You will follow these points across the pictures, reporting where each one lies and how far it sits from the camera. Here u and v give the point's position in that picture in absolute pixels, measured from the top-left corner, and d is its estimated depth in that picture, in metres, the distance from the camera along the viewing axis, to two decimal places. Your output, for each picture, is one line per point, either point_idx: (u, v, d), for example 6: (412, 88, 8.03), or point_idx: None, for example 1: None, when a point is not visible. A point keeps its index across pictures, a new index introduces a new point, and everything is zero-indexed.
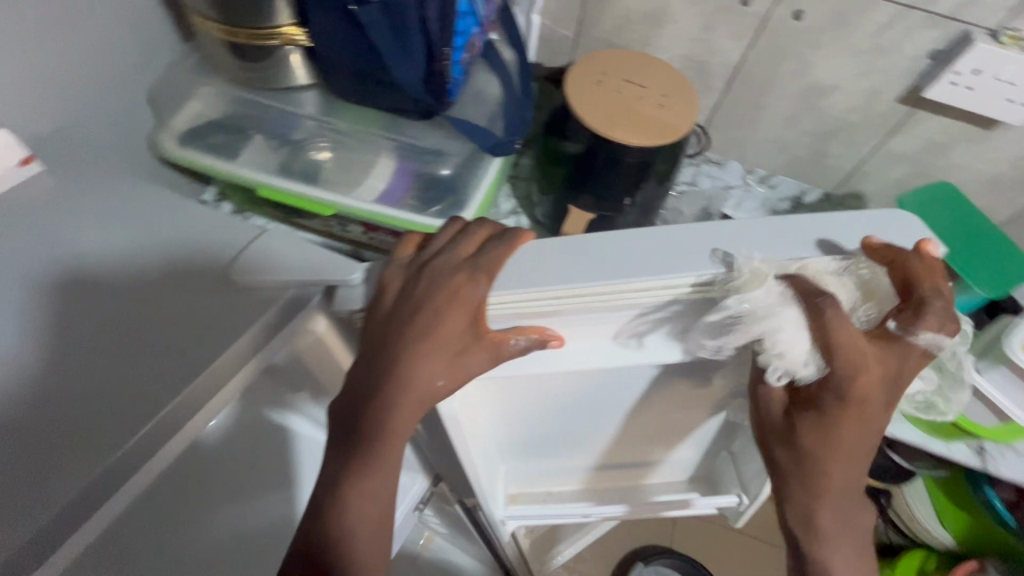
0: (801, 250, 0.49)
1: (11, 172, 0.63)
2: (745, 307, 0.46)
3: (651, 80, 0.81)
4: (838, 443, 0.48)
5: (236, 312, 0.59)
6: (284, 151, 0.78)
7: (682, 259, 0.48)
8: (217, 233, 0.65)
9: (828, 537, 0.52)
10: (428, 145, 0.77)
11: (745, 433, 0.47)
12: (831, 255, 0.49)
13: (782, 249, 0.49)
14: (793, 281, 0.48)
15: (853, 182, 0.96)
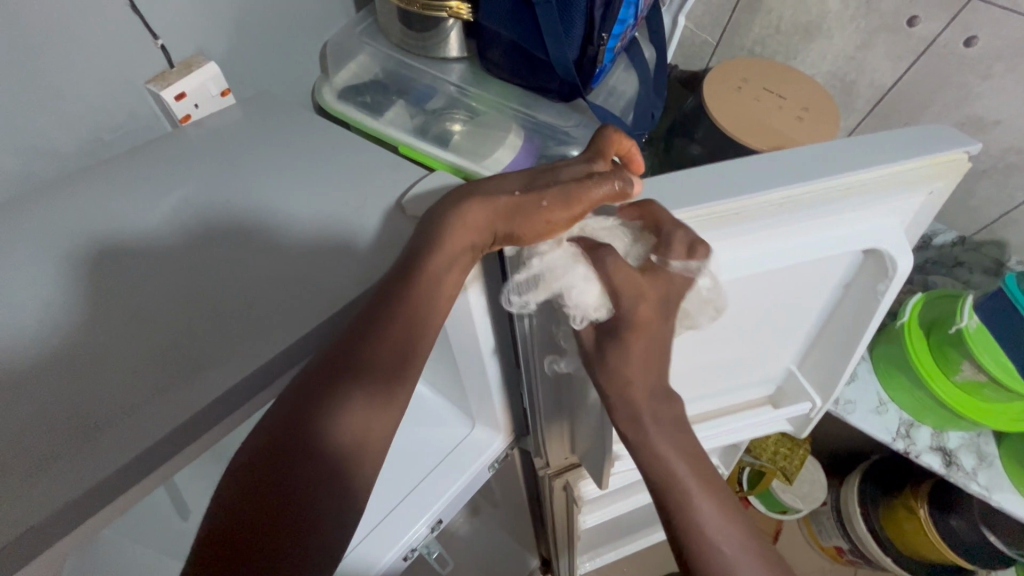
0: (799, 165, 0.53)
1: (212, 101, 0.71)
2: (659, 245, 0.50)
3: (792, 93, 0.79)
4: (628, 367, 0.51)
5: (362, 249, 0.56)
6: (421, 117, 0.82)
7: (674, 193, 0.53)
8: (349, 166, 0.64)
9: (662, 457, 0.51)
10: (558, 128, 0.80)
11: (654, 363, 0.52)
12: (822, 171, 0.52)
13: (778, 168, 0.53)
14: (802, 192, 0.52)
15: (997, 229, 0.89)
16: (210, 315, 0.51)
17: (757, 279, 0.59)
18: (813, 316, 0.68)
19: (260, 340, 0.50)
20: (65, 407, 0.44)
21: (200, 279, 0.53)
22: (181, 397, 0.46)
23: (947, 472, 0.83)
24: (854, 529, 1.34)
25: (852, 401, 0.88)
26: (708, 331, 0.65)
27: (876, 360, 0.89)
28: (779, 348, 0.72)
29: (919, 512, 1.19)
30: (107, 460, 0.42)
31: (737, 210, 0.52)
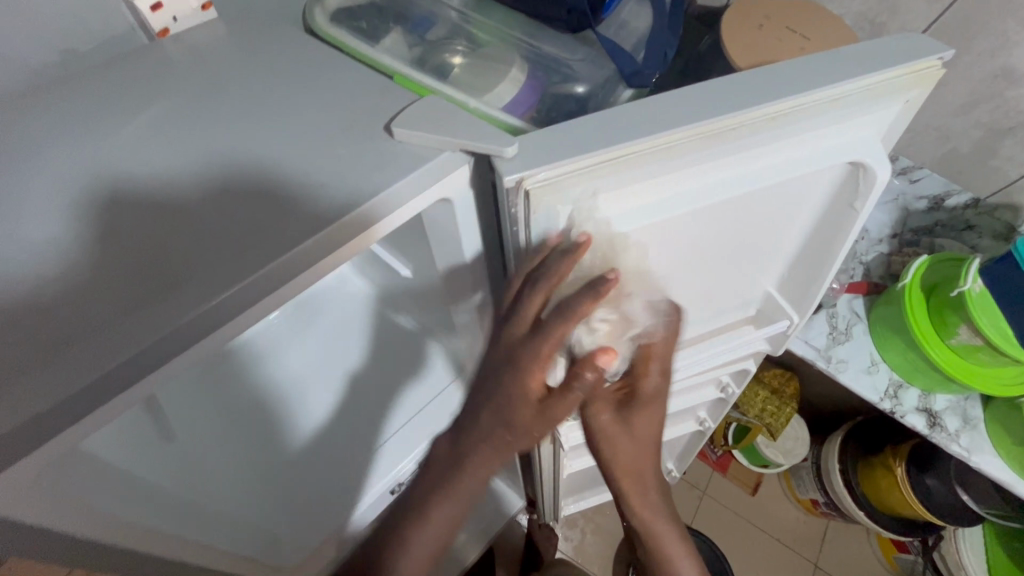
0: (769, 81, 0.46)
1: (193, 15, 0.64)
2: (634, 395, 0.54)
3: (816, 35, 0.73)
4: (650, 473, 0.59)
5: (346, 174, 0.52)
6: (419, 48, 0.75)
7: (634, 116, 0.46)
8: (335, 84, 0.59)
9: None
10: (565, 64, 0.75)
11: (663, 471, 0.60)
12: (792, 88, 0.45)
13: (745, 86, 0.46)
14: (763, 118, 0.45)
15: (1014, 192, 0.86)
16: (186, 238, 0.47)
17: (730, 205, 0.54)
18: (787, 240, 0.62)
19: (236, 264, 0.45)
20: (37, 326, 0.42)
21: (179, 199, 0.49)
22: (156, 319, 0.43)
23: (930, 432, 0.84)
24: (833, 485, 1.39)
25: (843, 359, 0.88)
26: (671, 260, 0.59)
27: (872, 318, 0.89)
28: (753, 274, 0.66)
29: (897, 471, 1.22)
30: (72, 381, 0.40)
31: (701, 138, 0.44)
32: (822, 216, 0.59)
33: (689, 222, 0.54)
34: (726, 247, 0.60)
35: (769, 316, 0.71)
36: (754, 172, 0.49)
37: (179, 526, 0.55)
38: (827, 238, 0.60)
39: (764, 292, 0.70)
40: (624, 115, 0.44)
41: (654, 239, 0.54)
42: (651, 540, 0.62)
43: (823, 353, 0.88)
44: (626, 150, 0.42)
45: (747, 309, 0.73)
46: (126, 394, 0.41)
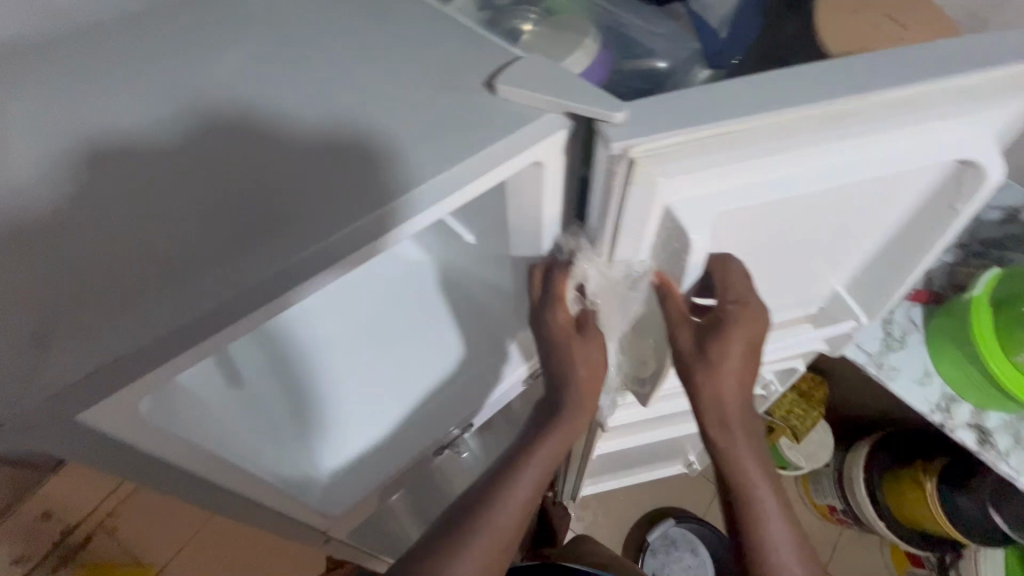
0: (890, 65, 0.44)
1: None
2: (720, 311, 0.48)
3: (914, 23, 0.69)
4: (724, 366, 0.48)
5: None
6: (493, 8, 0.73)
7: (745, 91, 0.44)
8: None
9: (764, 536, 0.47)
10: (643, 38, 0.72)
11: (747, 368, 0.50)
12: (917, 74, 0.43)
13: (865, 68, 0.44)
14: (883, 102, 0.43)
15: None
16: (287, 161, 0.41)
17: (828, 194, 0.52)
18: (871, 239, 0.60)
19: (349, 202, 0.39)
20: (134, 249, 0.37)
21: (278, 115, 0.43)
22: (264, 249, 0.37)
23: (977, 448, 0.83)
24: (855, 493, 1.38)
25: (896, 368, 0.86)
26: (754, 247, 0.57)
27: (931, 328, 0.86)
28: (828, 270, 0.65)
29: (926, 485, 1.21)
30: (182, 312, 0.35)
31: (813, 118, 0.42)
32: (913, 216, 0.57)
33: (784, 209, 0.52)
34: (811, 238, 0.58)
35: (834, 316, 0.69)
36: (866, 160, 0.47)
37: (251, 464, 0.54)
38: (917, 239, 0.58)
39: (832, 290, 0.68)
40: (738, 85, 0.43)
41: (745, 223, 0.53)
42: (740, 483, 0.49)
43: (875, 359, 0.85)
44: (735, 125, 0.40)
45: (810, 307, 0.70)
46: (232, 330, 0.37)
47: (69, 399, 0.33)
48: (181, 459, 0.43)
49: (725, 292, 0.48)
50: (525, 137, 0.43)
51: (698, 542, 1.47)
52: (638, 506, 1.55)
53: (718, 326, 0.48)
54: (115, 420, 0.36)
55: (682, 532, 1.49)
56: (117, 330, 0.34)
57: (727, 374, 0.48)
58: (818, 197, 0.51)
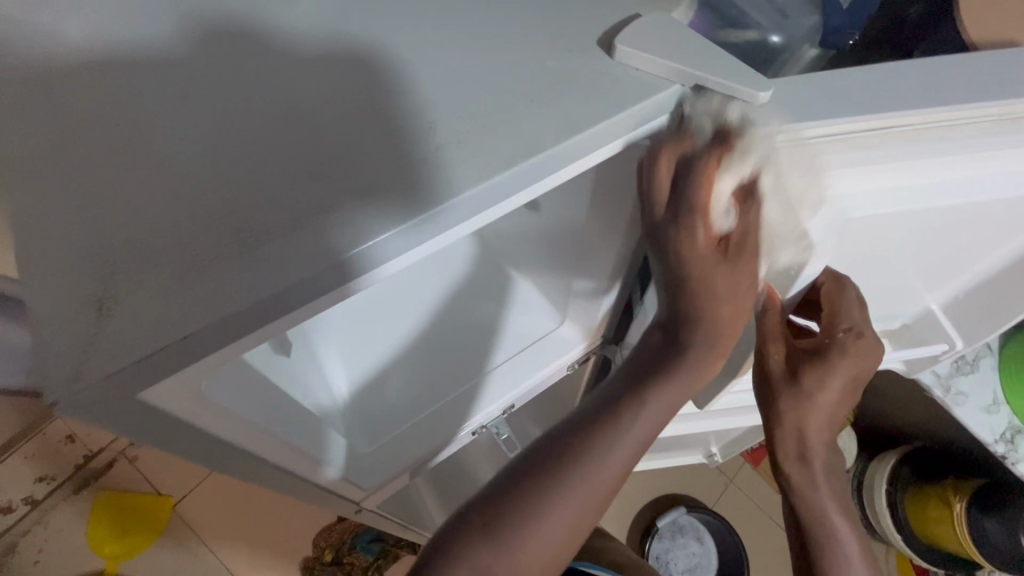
0: None
1: None
2: (823, 343, 0.44)
3: None
4: (822, 403, 0.44)
5: None
6: None
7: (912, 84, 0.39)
8: None
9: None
10: (746, 2, 0.64)
11: (848, 399, 0.45)
12: None
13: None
14: None
15: None
16: (378, 117, 0.36)
17: (968, 218, 0.46)
18: (989, 262, 0.54)
19: (446, 173, 0.35)
20: (206, 206, 0.33)
21: (370, 63, 0.38)
22: (351, 223, 0.33)
23: None
24: (875, 504, 1.35)
25: (963, 393, 0.80)
26: (867, 264, 0.52)
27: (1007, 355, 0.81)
28: (930, 295, 0.59)
29: (955, 506, 1.17)
30: (257, 288, 0.31)
31: (984, 120, 0.38)
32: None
33: (917, 230, 0.47)
34: (926, 261, 0.53)
35: (920, 337, 0.63)
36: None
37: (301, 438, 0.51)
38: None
39: (924, 308, 0.61)
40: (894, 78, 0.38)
41: (872, 241, 0.47)
42: (812, 523, 0.46)
43: (942, 382, 0.80)
44: (906, 118, 0.37)
45: (892, 324, 0.64)
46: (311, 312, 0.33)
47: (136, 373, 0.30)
48: (233, 435, 0.40)
49: (835, 323, 0.44)
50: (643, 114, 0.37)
51: (705, 533, 1.47)
52: (647, 491, 1.55)
53: (819, 355, 0.44)
54: (175, 395, 0.33)
55: (691, 521, 1.49)
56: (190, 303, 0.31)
57: (819, 407, 0.44)
58: (960, 217, 0.45)
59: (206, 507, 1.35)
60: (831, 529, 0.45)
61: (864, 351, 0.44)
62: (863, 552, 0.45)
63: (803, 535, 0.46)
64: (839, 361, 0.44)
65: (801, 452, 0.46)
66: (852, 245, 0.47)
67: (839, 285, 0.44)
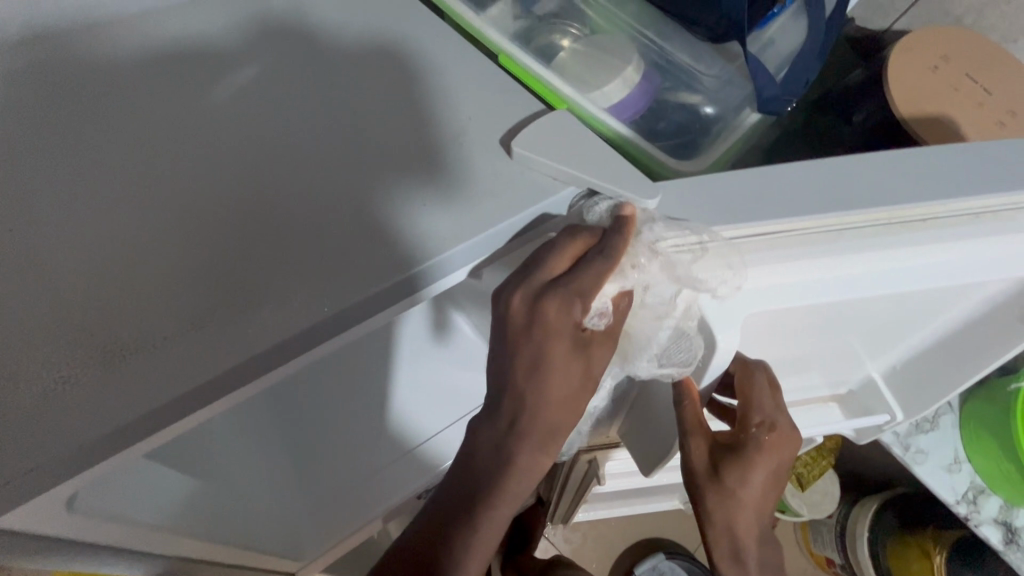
0: (968, 169, 0.41)
1: None
2: (741, 437, 0.44)
3: (999, 89, 0.62)
4: (745, 500, 0.43)
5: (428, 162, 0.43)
6: (523, 24, 0.67)
7: (821, 185, 0.40)
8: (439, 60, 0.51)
9: None
10: (686, 71, 0.66)
11: (775, 492, 0.45)
12: (994, 184, 0.40)
13: (938, 172, 0.41)
14: (958, 210, 0.40)
15: None
16: (280, 223, 0.38)
17: (897, 299, 0.46)
18: (921, 332, 0.54)
19: (339, 280, 0.36)
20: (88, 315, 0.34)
21: (279, 166, 0.40)
22: (245, 334, 0.34)
23: (1003, 548, 0.77)
24: (857, 551, 1.32)
25: (923, 451, 0.80)
26: (796, 335, 0.53)
27: (966, 412, 0.80)
28: (872, 359, 0.59)
29: (934, 559, 1.14)
30: (129, 409, 0.31)
31: (863, 225, 0.39)
32: (970, 319, 0.51)
33: (838, 309, 0.47)
34: (861, 331, 0.53)
35: (865, 403, 0.63)
36: (933, 268, 0.39)
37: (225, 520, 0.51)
38: (970, 342, 0.52)
39: (866, 375, 0.61)
40: (791, 182, 0.40)
41: (794, 317, 0.48)
42: None
43: (901, 440, 0.80)
44: (807, 222, 0.38)
45: (838, 387, 0.64)
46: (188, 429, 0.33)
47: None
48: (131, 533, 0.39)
49: (748, 416, 0.44)
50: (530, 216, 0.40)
51: None
52: (630, 535, 1.52)
53: (738, 449, 0.44)
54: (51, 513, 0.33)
55: (671, 566, 1.41)
56: (50, 426, 0.31)
57: (745, 504, 0.43)
58: (883, 300, 0.46)
59: None
60: None
61: (783, 442, 0.44)
62: None
63: None
64: (759, 455, 0.43)
65: (732, 552, 0.44)
66: (773, 322, 0.49)
67: (756, 371, 0.44)
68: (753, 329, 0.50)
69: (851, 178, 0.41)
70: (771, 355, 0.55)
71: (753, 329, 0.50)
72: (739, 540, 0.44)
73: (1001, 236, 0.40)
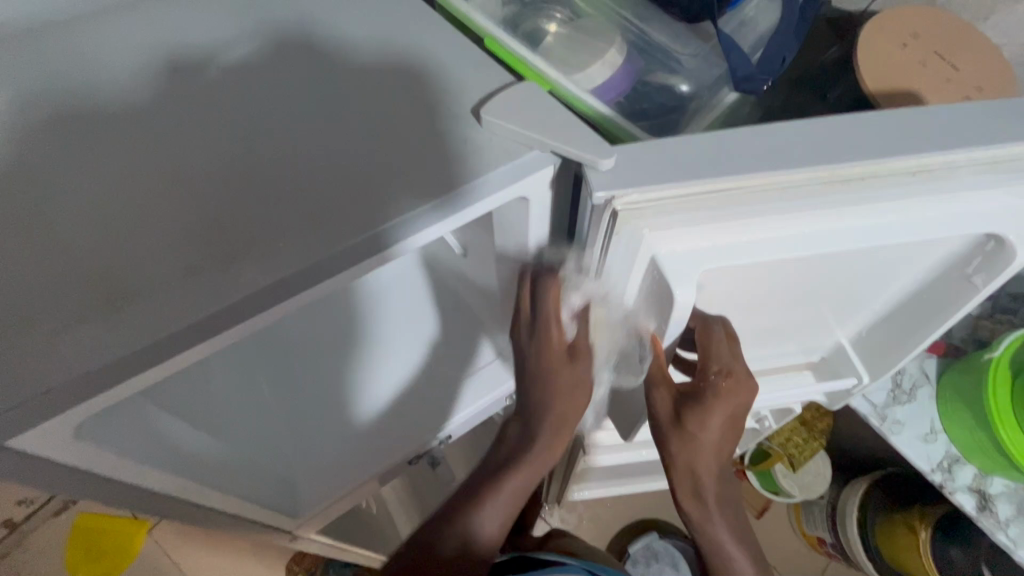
0: (923, 123, 0.40)
1: None
2: (699, 384, 0.46)
3: (966, 65, 0.64)
4: (704, 444, 0.46)
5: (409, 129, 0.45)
6: (510, 6, 0.70)
7: (773, 143, 0.39)
8: None
9: None
10: (666, 51, 0.68)
11: (734, 433, 0.47)
12: (950, 136, 0.39)
13: (892, 127, 0.39)
14: (905, 166, 0.39)
15: None
16: (266, 187, 0.41)
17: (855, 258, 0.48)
18: (883, 297, 0.56)
19: (320, 236, 0.39)
20: (85, 266, 0.37)
21: (266, 136, 0.43)
22: (233, 282, 0.37)
23: (977, 514, 0.79)
24: (846, 529, 1.34)
25: (900, 422, 0.82)
26: (764, 299, 0.54)
27: (944, 383, 0.82)
28: (840, 324, 0.61)
29: (920, 534, 1.16)
30: (132, 342, 0.35)
31: (817, 183, 0.39)
32: (927, 282, 0.53)
33: (801, 271, 0.49)
34: (827, 295, 0.55)
35: (836, 368, 0.66)
36: (879, 224, 0.42)
37: (226, 475, 0.55)
38: (930, 306, 0.54)
39: (836, 341, 0.64)
40: (745, 138, 0.39)
41: (757, 278, 0.50)
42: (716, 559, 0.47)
43: (878, 411, 0.82)
44: (753, 182, 0.38)
45: (811, 355, 0.67)
46: (186, 364, 0.37)
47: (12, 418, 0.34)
48: (130, 467, 0.42)
49: (707, 365, 0.46)
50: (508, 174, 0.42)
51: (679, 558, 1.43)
52: (625, 514, 1.55)
53: (696, 397, 0.46)
54: (57, 440, 0.36)
55: (667, 547, 1.44)
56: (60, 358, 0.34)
57: (704, 446, 0.46)
58: (840, 260, 0.48)
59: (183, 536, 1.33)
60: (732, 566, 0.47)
61: (741, 385, 0.46)
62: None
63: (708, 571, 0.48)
64: (717, 401, 0.45)
65: (695, 494, 0.47)
66: (738, 283, 0.50)
67: (715, 324, 0.47)
68: (720, 292, 0.51)
69: (804, 134, 0.39)
70: (741, 319, 0.57)
71: (715, 291, 0.51)
72: (702, 483, 0.47)
73: (950, 193, 0.41)
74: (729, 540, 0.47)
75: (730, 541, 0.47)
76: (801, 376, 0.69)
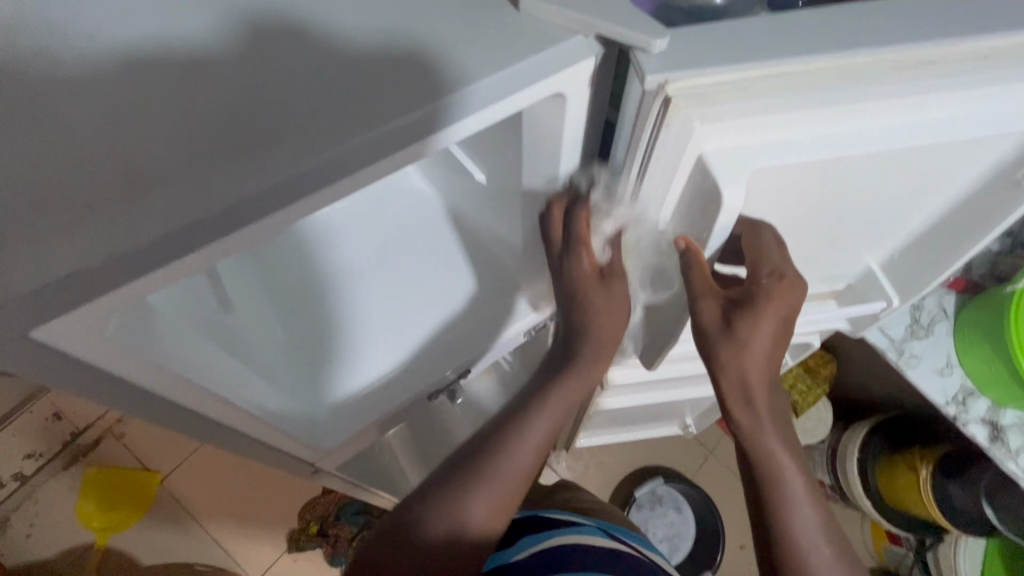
0: (984, 11, 0.38)
1: None
2: (748, 290, 0.46)
3: None
4: (755, 349, 0.46)
5: None
6: None
7: (833, 28, 0.37)
8: None
9: (791, 520, 0.45)
10: None
11: (783, 340, 0.47)
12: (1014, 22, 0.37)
13: (954, 14, 0.38)
14: (967, 53, 0.38)
15: None
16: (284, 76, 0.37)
17: (903, 167, 0.46)
18: (920, 216, 0.55)
19: (345, 127, 0.36)
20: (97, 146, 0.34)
21: None
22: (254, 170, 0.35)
23: (987, 444, 0.80)
24: (847, 470, 1.38)
25: (916, 355, 0.82)
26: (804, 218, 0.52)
27: (960, 317, 0.82)
28: (871, 249, 0.60)
29: (920, 471, 1.19)
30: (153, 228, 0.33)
31: (881, 67, 0.37)
32: (969, 196, 0.52)
33: (848, 183, 0.47)
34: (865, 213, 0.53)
35: (863, 295, 0.65)
36: (941, 119, 0.39)
37: (247, 394, 0.55)
38: (970, 221, 0.53)
39: (865, 267, 0.63)
40: (802, 25, 0.38)
41: (804, 193, 0.48)
42: (763, 467, 0.48)
43: (895, 344, 0.82)
44: (815, 66, 0.37)
45: (837, 284, 0.66)
46: (208, 254, 0.35)
47: (37, 302, 0.33)
48: (150, 374, 0.41)
49: (758, 267, 0.46)
50: (548, 62, 0.39)
51: (681, 501, 1.50)
52: (630, 461, 1.58)
53: (746, 302, 0.46)
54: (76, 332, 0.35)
55: (669, 492, 1.50)
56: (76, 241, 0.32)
57: (755, 352, 0.46)
58: (888, 169, 0.46)
59: (194, 485, 1.33)
60: (779, 471, 0.47)
61: (790, 288, 0.46)
62: (813, 492, 0.47)
63: (754, 478, 0.48)
64: (767, 304, 0.45)
65: (744, 401, 0.47)
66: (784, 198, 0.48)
67: (765, 228, 0.47)
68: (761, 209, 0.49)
69: (865, 20, 0.38)
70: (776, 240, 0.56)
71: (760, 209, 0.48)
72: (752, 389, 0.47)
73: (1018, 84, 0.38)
74: (776, 445, 0.48)
75: (776, 446, 0.47)
76: (824, 305, 0.68)
